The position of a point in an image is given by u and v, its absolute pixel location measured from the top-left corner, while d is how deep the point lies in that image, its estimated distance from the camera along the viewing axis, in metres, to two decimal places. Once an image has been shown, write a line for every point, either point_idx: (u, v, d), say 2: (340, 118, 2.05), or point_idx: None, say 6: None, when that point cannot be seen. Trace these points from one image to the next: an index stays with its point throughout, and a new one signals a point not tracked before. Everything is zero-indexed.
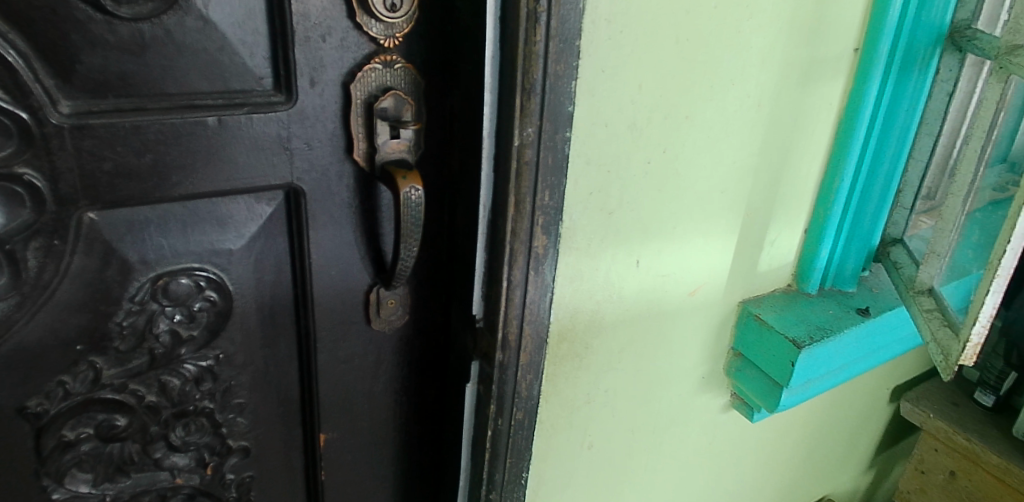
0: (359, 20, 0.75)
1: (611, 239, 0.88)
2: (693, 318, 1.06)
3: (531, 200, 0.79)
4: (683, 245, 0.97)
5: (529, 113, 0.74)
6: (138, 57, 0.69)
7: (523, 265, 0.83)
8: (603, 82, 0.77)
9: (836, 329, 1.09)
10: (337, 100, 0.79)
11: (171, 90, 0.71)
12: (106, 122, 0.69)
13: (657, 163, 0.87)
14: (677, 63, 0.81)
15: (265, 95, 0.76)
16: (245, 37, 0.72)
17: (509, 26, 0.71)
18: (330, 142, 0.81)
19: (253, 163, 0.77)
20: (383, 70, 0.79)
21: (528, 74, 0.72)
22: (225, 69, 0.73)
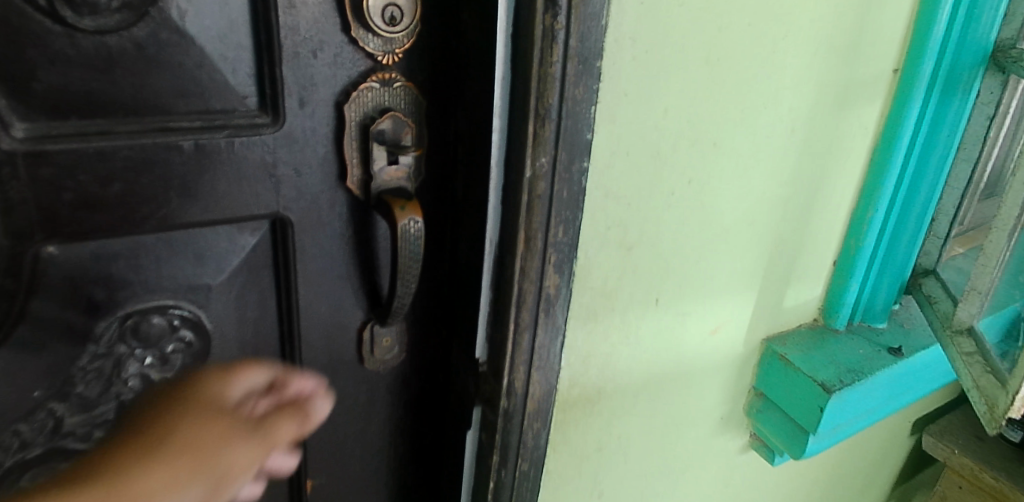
0: (354, 34, 0.67)
1: (630, 277, 0.80)
2: (714, 358, 0.98)
3: (543, 236, 0.71)
4: (707, 281, 0.89)
5: (543, 140, 0.66)
6: (105, 74, 0.61)
7: (532, 307, 0.74)
8: (626, 106, 0.68)
9: (868, 371, 1.01)
10: (329, 122, 0.71)
11: (142, 111, 0.63)
12: (67, 148, 0.61)
13: (681, 194, 0.79)
14: (706, 86, 0.73)
15: (249, 116, 0.68)
16: (226, 51, 0.65)
17: (521, 44, 0.63)
18: (321, 168, 0.73)
19: (235, 190, 0.70)
20: (381, 90, 0.71)
21: (542, 98, 0.64)
22: (204, 88, 0.65)
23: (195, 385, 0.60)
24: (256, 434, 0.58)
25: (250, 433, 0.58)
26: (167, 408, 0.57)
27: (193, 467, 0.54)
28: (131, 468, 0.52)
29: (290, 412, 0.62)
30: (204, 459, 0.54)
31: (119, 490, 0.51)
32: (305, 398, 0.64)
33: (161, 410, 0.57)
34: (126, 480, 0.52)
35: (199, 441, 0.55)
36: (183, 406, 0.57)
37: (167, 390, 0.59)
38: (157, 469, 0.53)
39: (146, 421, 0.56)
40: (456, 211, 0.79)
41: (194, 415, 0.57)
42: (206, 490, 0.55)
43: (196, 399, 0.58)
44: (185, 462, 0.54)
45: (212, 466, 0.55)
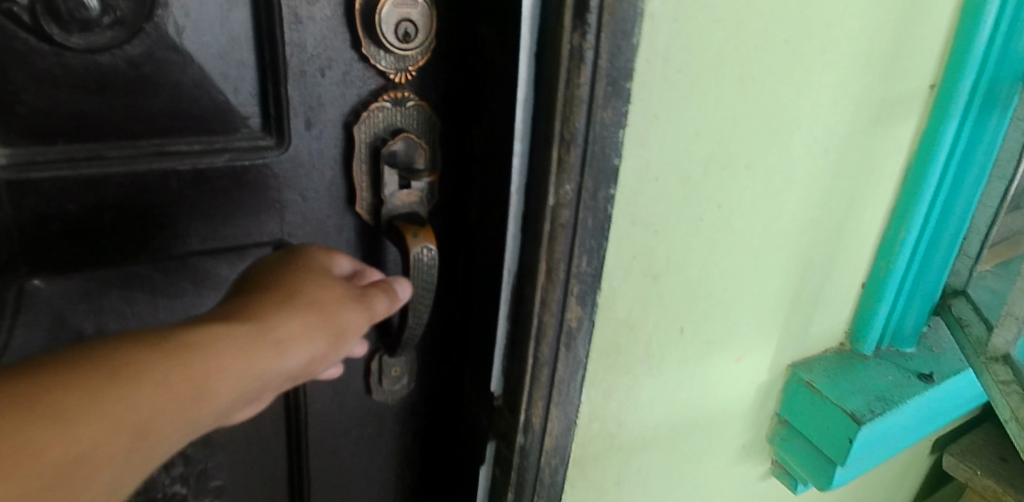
0: (364, 52, 0.63)
1: (654, 307, 0.75)
2: (739, 386, 0.93)
3: (565, 267, 0.66)
4: (733, 308, 0.84)
5: (568, 167, 0.61)
6: (95, 95, 0.56)
7: (552, 340, 0.70)
8: (655, 130, 0.64)
9: (898, 399, 0.96)
10: (336, 144, 0.67)
11: (136, 134, 0.59)
12: (54, 175, 0.56)
13: (710, 220, 0.74)
14: (739, 105, 0.69)
15: (251, 138, 0.63)
16: (227, 70, 0.60)
17: (546, 64, 0.58)
18: (328, 193, 0.68)
19: (236, 217, 0.65)
20: (392, 109, 0.67)
21: (568, 122, 0.60)
22: (203, 109, 0.60)
23: (296, 258, 0.61)
24: (362, 306, 0.60)
25: (359, 303, 0.60)
26: (274, 276, 0.58)
27: (319, 314, 0.56)
28: (261, 313, 0.53)
29: (383, 291, 0.63)
30: (322, 316, 0.56)
31: (259, 331, 0.51)
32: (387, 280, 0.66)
33: (272, 277, 0.57)
34: (265, 322, 0.52)
35: (322, 296, 0.57)
36: (292, 270, 0.58)
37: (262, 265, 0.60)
38: (288, 318, 0.53)
39: (258, 285, 0.56)
40: (471, 236, 0.74)
41: (307, 277, 0.58)
42: (329, 343, 0.56)
43: (302, 266, 0.60)
44: (308, 294, 0.56)
45: (334, 319, 0.57)
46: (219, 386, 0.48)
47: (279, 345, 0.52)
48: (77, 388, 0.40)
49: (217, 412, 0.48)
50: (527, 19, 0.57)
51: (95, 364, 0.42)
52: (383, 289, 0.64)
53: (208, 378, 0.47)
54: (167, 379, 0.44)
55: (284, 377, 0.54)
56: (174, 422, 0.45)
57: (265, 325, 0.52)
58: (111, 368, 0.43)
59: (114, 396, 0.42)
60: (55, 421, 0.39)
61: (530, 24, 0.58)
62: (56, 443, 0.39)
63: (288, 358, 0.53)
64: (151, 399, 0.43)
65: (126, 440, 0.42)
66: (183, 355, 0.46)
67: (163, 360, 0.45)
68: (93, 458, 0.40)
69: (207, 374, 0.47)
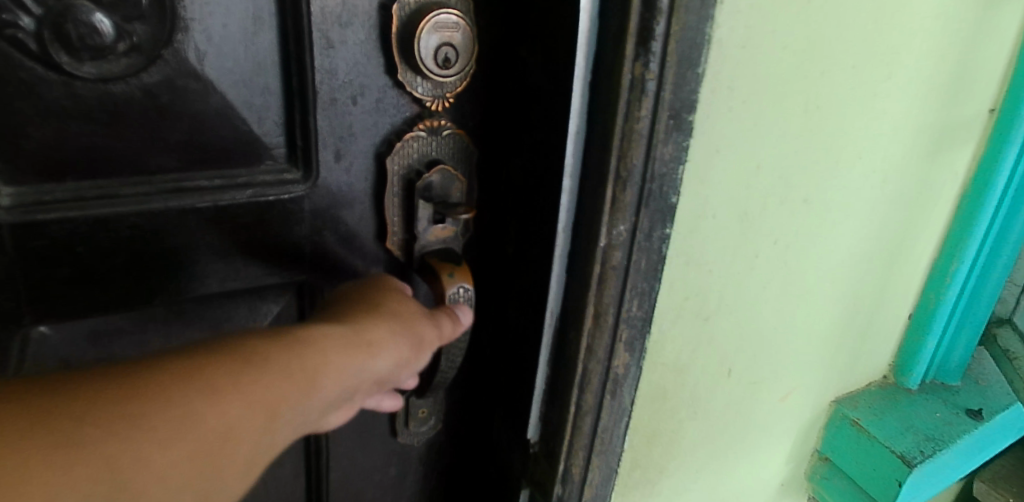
0: (401, 79, 0.58)
1: (703, 349, 0.70)
2: (780, 424, 0.88)
3: (614, 312, 0.61)
4: (781, 346, 0.79)
5: (623, 206, 0.56)
6: (108, 127, 0.51)
7: (597, 388, 0.65)
8: (715, 164, 0.59)
9: (948, 440, 0.92)
10: (367, 177, 0.62)
11: (153, 168, 0.54)
12: (62, 217, 0.51)
13: (765, 256, 0.69)
14: (801, 136, 0.64)
15: (276, 171, 0.58)
16: (251, 98, 0.55)
17: (602, 95, 0.53)
18: (357, 227, 0.63)
19: (258, 254, 0.60)
20: (427, 139, 0.62)
21: (625, 158, 0.54)
22: (225, 140, 0.55)
23: (376, 276, 0.59)
24: (440, 321, 0.58)
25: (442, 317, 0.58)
26: (361, 290, 0.56)
27: (408, 321, 0.54)
28: (355, 319, 0.51)
29: (455, 311, 0.60)
30: (408, 325, 0.53)
31: (358, 334, 0.49)
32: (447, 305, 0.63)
33: (359, 292, 0.55)
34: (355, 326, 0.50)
35: (409, 306, 0.55)
36: (378, 284, 0.57)
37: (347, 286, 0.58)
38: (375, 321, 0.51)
39: (347, 299, 0.54)
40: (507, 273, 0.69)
41: (393, 289, 0.56)
42: (415, 352, 0.53)
43: (387, 281, 0.58)
44: (398, 306, 0.54)
45: (421, 328, 0.54)
46: (327, 385, 0.45)
47: (377, 349, 0.49)
48: (212, 368, 0.40)
49: (323, 412, 0.46)
50: (583, 46, 0.52)
51: (222, 351, 0.41)
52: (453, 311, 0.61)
53: (318, 374, 0.44)
54: (284, 373, 0.42)
55: (376, 386, 0.51)
56: (291, 415, 0.43)
57: (361, 328, 0.50)
58: (238, 353, 0.42)
59: (243, 378, 0.40)
60: (199, 396, 0.38)
61: (585, 51, 0.52)
62: (201, 417, 0.38)
63: (384, 364, 0.50)
64: (277, 385, 0.42)
65: (255, 425, 0.40)
66: (296, 348, 0.44)
67: (281, 351, 0.43)
68: (234, 437, 0.39)
69: (317, 372, 0.44)
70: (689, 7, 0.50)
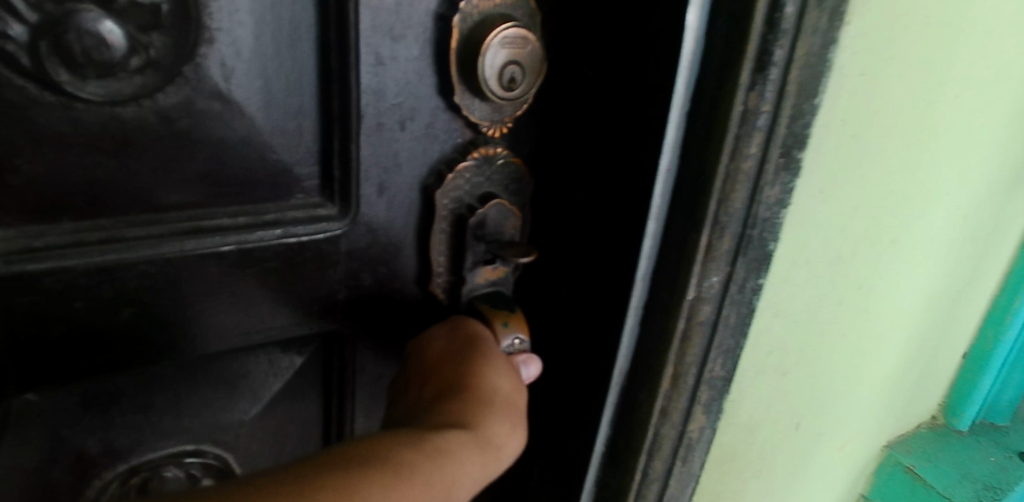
0: (458, 101, 0.50)
1: (777, 403, 0.64)
2: (832, 474, 0.82)
3: (696, 372, 0.54)
4: (848, 393, 0.73)
5: (716, 255, 0.49)
6: (114, 158, 0.42)
7: (668, 454, 0.58)
8: (818, 206, 0.53)
9: (1009, 488, 0.87)
10: (413, 213, 0.54)
11: (166, 205, 0.45)
12: (56, 266, 0.42)
13: (847, 302, 0.63)
14: (900, 174, 0.57)
15: (307, 205, 0.50)
16: (284, 121, 0.47)
17: (701, 127, 0.46)
18: (399, 270, 0.55)
19: (285, 301, 0.52)
20: (479, 168, 0.54)
21: (725, 202, 0.47)
22: (252, 171, 0.47)
23: (463, 323, 0.53)
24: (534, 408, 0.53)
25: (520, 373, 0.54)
26: (460, 352, 0.51)
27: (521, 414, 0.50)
28: (472, 411, 0.47)
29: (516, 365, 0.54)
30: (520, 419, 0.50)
31: (480, 434, 0.46)
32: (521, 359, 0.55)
33: (457, 358, 0.51)
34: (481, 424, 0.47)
35: (509, 382, 0.51)
36: (476, 343, 0.52)
37: (435, 340, 0.53)
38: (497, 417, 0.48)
39: (450, 370, 0.50)
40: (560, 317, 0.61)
41: (491, 349, 0.52)
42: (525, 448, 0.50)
43: (483, 337, 0.53)
44: (504, 380, 0.50)
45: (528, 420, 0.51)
46: (465, 499, 0.42)
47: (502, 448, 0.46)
48: (370, 483, 0.36)
49: None
50: (685, 70, 0.44)
51: (374, 462, 0.38)
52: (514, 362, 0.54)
53: (457, 484, 0.41)
54: (431, 486, 0.39)
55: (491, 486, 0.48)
56: None
57: (480, 425, 0.46)
58: (388, 463, 0.38)
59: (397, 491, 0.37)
60: None
61: (687, 75, 0.44)
62: None
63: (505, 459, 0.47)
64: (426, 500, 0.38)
65: None
66: (439, 457, 0.41)
67: (426, 461, 0.40)
68: None
69: (449, 489, 0.40)
70: (817, 28, 0.44)
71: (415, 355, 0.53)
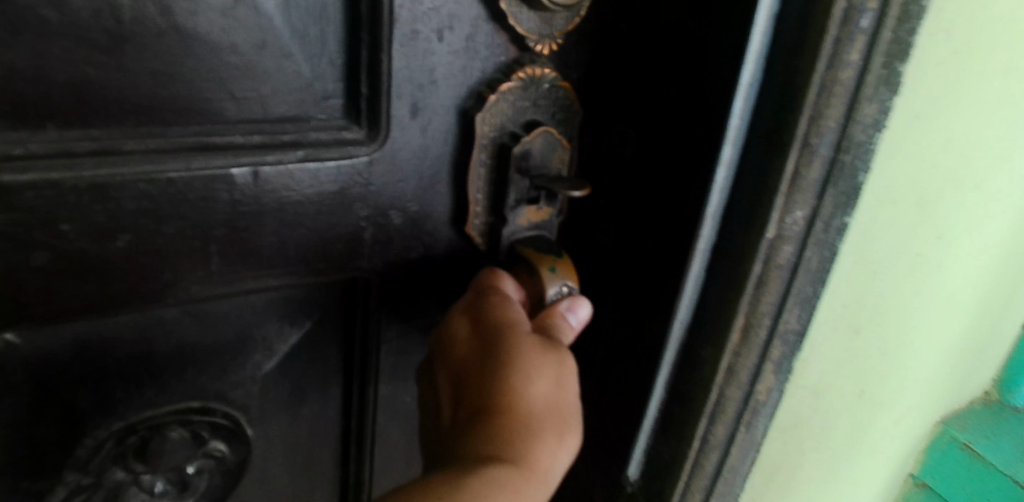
0: (504, 9, 0.44)
1: (846, 366, 0.58)
2: (887, 450, 0.76)
3: (770, 324, 0.48)
4: (915, 360, 0.67)
5: (803, 186, 0.43)
6: (108, 55, 0.36)
7: (732, 418, 0.51)
8: (911, 135, 0.46)
9: None
10: (449, 143, 0.47)
11: (169, 117, 0.38)
12: (41, 180, 0.35)
13: (928, 254, 0.57)
14: (998, 105, 0.51)
15: (330, 128, 0.44)
16: (306, 25, 0.40)
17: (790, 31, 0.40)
18: (432, 209, 0.49)
19: (306, 240, 0.45)
20: (525, 92, 0.47)
21: (818, 119, 0.41)
22: (269, 82, 0.40)
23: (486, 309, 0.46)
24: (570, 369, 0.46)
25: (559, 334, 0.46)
26: (486, 348, 0.44)
27: (562, 404, 0.44)
28: (511, 430, 0.41)
29: (559, 317, 0.47)
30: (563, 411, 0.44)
31: (522, 459, 0.41)
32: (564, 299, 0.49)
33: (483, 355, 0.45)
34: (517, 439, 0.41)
35: (546, 373, 0.44)
36: (502, 333, 0.44)
37: (460, 331, 0.46)
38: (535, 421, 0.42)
39: (480, 373, 0.44)
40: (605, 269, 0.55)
41: (521, 337, 0.44)
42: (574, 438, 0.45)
43: (509, 323, 0.45)
44: (541, 379, 0.43)
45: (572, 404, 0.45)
46: None
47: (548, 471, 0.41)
48: None
49: None
50: None
51: None
52: (559, 313, 0.48)
53: None
54: None
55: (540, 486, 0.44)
56: None
57: (519, 449, 0.41)
58: None
59: None
60: None
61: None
62: None
63: (555, 476, 0.43)
64: None
65: None
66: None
67: None
68: None
69: None
70: None
71: (442, 350, 0.47)
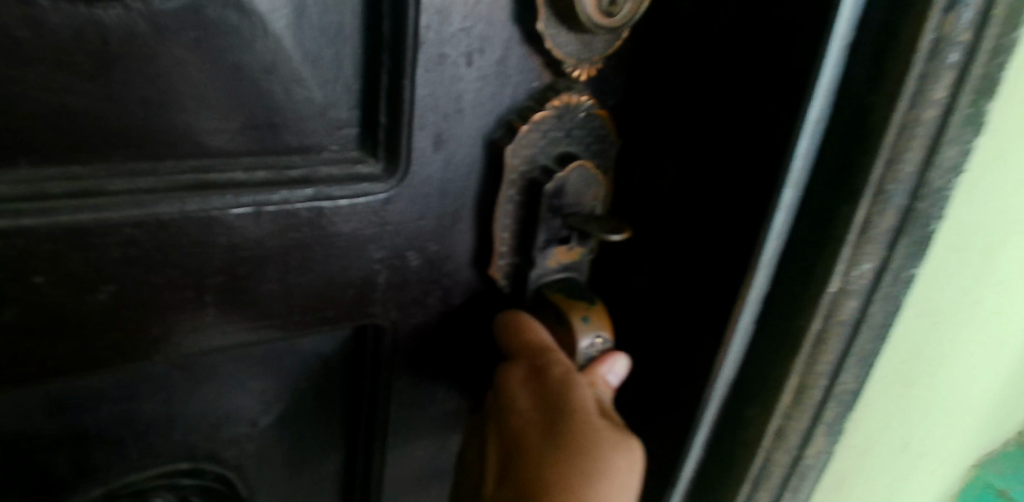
0: (541, 28, 0.39)
1: (896, 421, 0.54)
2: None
3: (825, 385, 0.44)
4: (960, 411, 0.63)
5: (874, 237, 0.39)
6: (93, 81, 0.31)
7: (776, 486, 0.48)
8: (986, 178, 0.43)
9: None
10: (475, 176, 0.43)
11: (162, 150, 0.33)
12: (11, 228, 0.30)
13: (987, 303, 0.53)
14: None
15: (342, 161, 0.39)
16: (319, 47, 0.36)
17: (866, 63, 0.35)
18: (453, 249, 0.44)
19: (313, 286, 0.40)
20: (559, 122, 0.43)
21: (894, 165, 0.37)
22: (274, 110, 0.36)
23: (551, 383, 0.42)
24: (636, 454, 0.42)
25: (603, 404, 0.43)
26: (550, 433, 0.41)
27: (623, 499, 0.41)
28: None
29: (600, 381, 0.44)
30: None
31: None
32: (603, 354, 0.44)
33: (546, 438, 0.41)
34: None
35: (612, 469, 0.40)
36: (566, 424, 0.41)
37: (519, 403, 0.43)
38: None
39: (541, 457, 0.41)
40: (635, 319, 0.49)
41: (589, 425, 0.41)
42: None
43: (574, 411, 0.41)
44: (607, 476, 0.40)
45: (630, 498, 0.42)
46: None
47: None
48: None
49: None
50: None
51: None
52: (599, 375, 0.44)
53: None
54: None
55: None
56: None
57: None
58: None
59: None
60: None
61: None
62: None
63: None
64: None
65: None
66: None
67: None
68: None
69: None
70: None
71: (500, 415, 0.44)
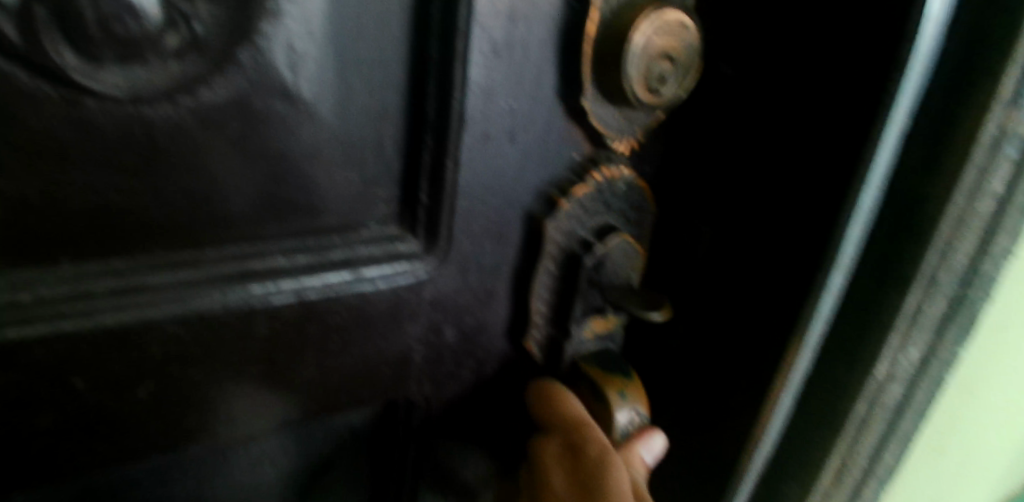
0: (586, 106, 0.38)
1: (923, 482, 0.54)
2: None
3: (866, 464, 0.43)
4: (985, 465, 0.63)
5: (923, 323, 0.38)
6: (137, 178, 0.30)
7: None
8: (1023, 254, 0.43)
9: None
10: (512, 247, 0.41)
11: (203, 242, 0.32)
12: (52, 332, 0.29)
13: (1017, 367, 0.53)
14: None
15: (378, 241, 0.37)
16: (363, 130, 0.34)
17: (917, 150, 0.35)
18: (490, 321, 0.43)
19: (349, 367, 0.39)
20: (599, 196, 0.42)
21: (949, 254, 0.36)
22: (316, 196, 0.34)
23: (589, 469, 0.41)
24: None
25: (638, 486, 0.42)
26: None
27: None
28: None
29: (637, 461, 0.43)
30: None
31: None
32: (642, 432, 0.43)
33: None
34: None
35: None
36: None
37: (554, 481, 0.42)
38: None
39: None
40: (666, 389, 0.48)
41: None
42: None
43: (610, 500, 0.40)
44: None
45: None
46: None
47: None
48: None
49: None
50: (916, 77, 0.33)
51: None
52: (636, 455, 0.43)
53: None
54: None
55: None
56: None
57: None
58: None
59: None
60: None
61: (920, 79, 0.33)
62: None
63: None
64: None
65: None
66: None
67: None
68: None
69: None
70: None
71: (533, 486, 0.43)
